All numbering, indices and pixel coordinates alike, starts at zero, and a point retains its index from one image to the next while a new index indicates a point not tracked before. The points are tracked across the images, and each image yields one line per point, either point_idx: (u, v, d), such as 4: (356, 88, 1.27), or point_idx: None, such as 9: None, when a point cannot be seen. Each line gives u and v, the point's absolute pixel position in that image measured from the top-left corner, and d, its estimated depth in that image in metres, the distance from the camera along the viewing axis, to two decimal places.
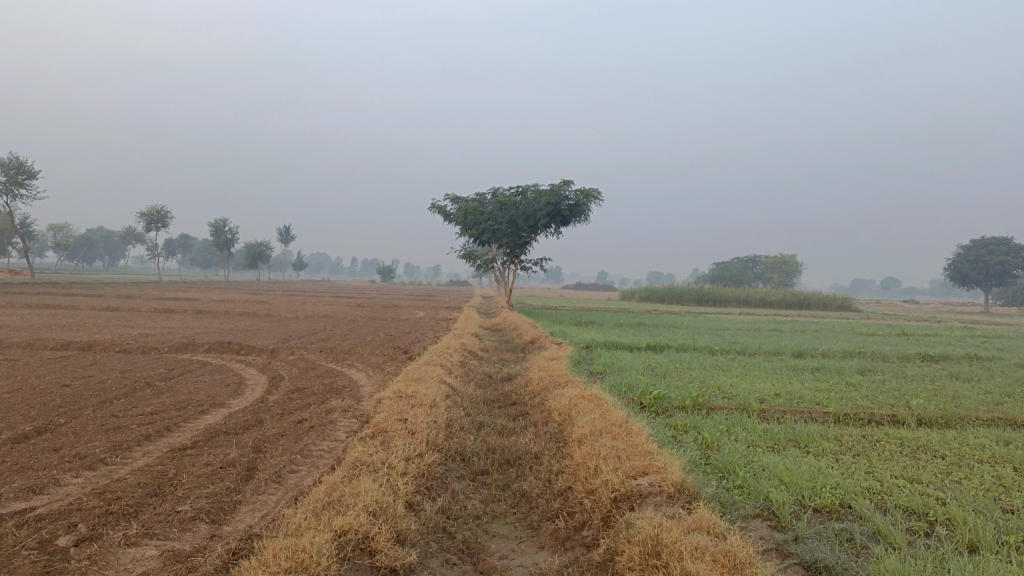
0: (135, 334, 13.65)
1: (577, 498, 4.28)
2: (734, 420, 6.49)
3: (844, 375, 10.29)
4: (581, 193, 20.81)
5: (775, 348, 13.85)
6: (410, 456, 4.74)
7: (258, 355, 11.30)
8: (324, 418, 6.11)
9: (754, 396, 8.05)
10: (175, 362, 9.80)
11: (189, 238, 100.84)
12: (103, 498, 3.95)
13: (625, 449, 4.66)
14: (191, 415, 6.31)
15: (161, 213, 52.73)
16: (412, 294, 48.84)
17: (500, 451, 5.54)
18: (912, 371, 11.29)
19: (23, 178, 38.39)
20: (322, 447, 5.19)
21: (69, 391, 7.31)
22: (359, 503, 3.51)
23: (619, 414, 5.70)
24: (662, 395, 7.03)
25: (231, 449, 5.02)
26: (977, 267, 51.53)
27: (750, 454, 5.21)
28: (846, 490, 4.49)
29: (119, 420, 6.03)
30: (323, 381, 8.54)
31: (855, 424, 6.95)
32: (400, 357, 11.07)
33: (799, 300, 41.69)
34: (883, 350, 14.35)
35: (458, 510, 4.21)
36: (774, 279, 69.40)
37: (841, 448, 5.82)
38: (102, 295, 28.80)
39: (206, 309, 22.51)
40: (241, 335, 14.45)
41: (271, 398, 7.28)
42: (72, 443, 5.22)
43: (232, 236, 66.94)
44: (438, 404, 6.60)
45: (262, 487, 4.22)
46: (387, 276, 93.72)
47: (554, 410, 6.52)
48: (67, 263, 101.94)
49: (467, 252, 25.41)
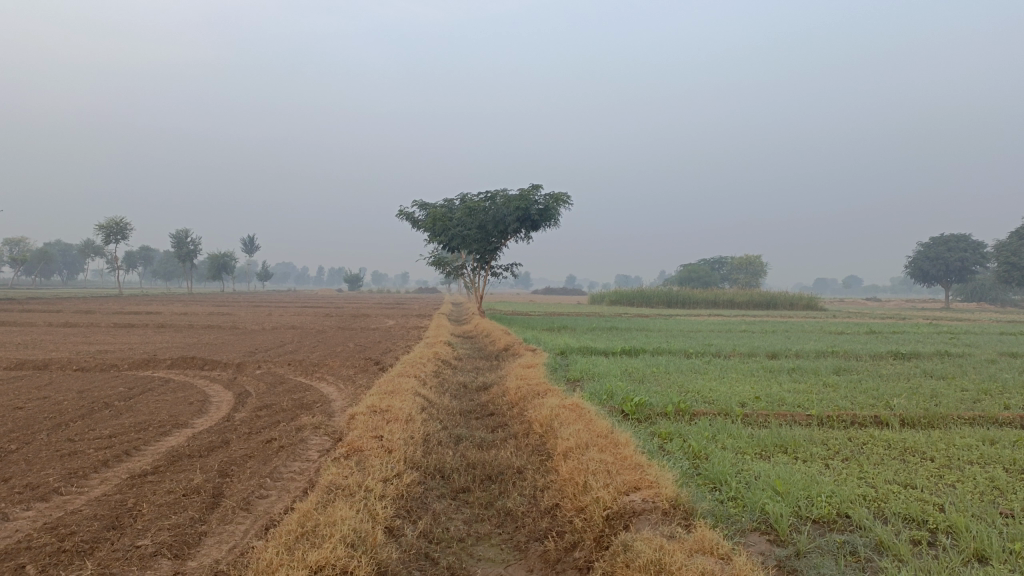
0: (93, 351, 13.15)
1: (566, 516, 4.07)
2: (718, 426, 6.33)
3: (821, 376, 10.22)
4: (550, 197, 20.65)
5: (749, 350, 13.80)
6: (388, 476, 4.48)
7: (223, 370, 10.91)
8: (294, 437, 5.82)
9: (735, 400, 7.93)
10: (135, 380, 9.39)
11: (150, 250, 99.03)
12: (55, 534, 3.63)
13: (614, 462, 4.46)
14: (152, 437, 5.97)
15: (121, 225, 51.38)
16: (381, 303, 48.29)
17: (481, 466, 5.31)
18: (887, 369, 11.27)
19: None
20: (293, 469, 4.92)
21: (21, 414, 6.91)
22: (336, 532, 3.25)
23: (604, 424, 5.50)
24: (643, 401, 6.86)
25: (195, 474, 4.73)
26: (937, 265, 52.51)
27: (740, 463, 5.04)
28: (843, 499, 4.34)
29: (75, 445, 5.67)
30: (293, 396, 8.21)
31: (839, 427, 6.84)
32: (372, 368, 10.77)
33: (766, 300, 41.95)
34: (856, 349, 14.38)
35: (441, 534, 3.97)
36: (740, 280, 69.96)
37: (829, 452, 5.70)
38: (61, 310, 27.95)
39: (169, 323, 21.90)
40: (206, 349, 14.03)
41: (238, 416, 6.96)
42: (22, 472, 4.86)
43: (195, 247, 65.72)
44: (414, 418, 6.34)
45: (230, 516, 3.95)
46: (354, 284, 93.14)
47: (535, 420, 6.31)
48: (24, 278, 99.47)
49: (437, 259, 25.07)
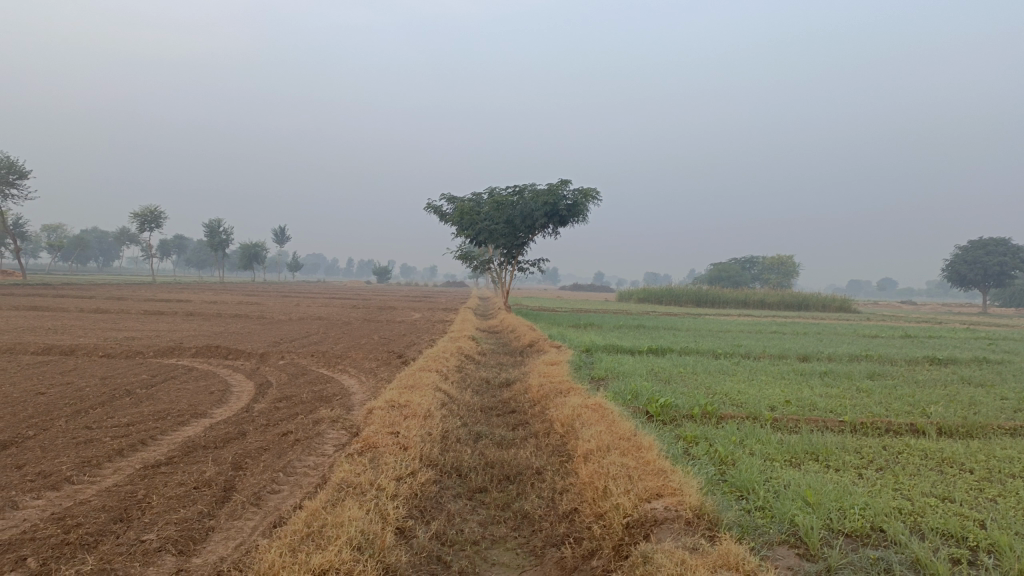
0: (120, 338, 13.23)
1: (584, 522, 3.91)
2: (747, 431, 6.12)
3: (855, 381, 9.92)
4: (579, 193, 20.43)
5: (779, 352, 13.49)
6: (402, 475, 4.36)
7: (246, 360, 10.89)
8: (311, 430, 5.73)
9: (763, 403, 7.70)
10: (158, 368, 9.39)
11: (183, 240, 100.44)
12: (61, 526, 3.56)
13: (637, 467, 4.29)
14: (169, 426, 5.92)
15: (155, 214, 52.12)
16: (409, 296, 48.38)
17: (500, 465, 5.16)
18: (924, 375, 10.92)
19: (13, 178, 37.98)
20: (307, 463, 4.82)
21: (42, 399, 6.91)
22: (343, 534, 3.12)
23: (627, 426, 5.32)
24: (669, 403, 6.67)
25: (207, 467, 4.64)
26: (974, 269, 51.22)
27: (769, 470, 4.84)
28: (877, 511, 4.13)
29: (92, 433, 5.63)
30: (313, 388, 8.14)
31: (873, 434, 6.59)
32: (394, 362, 10.68)
33: (798, 300, 41.24)
34: (890, 353, 13.99)
35: (454, 535, 3.84)
36: (771, 280, 69.02)
37: (863, 461, 5.47)
38: (94, 296, 28.34)
39: (197, 312, 22.06)
40: (231, 338, 14.07)
41: (257, 407, 6.89)
42: (36, 459, 4.82)
43: (227, 237, 66.39)
44: (433, 414, 6.21)
45: (239, 511, 3.85)
46: (382, 277, 93.64)
47: (556, 420, 6.15)
48: (62, 264, 101.50)
49: (463, 253, 24.96)
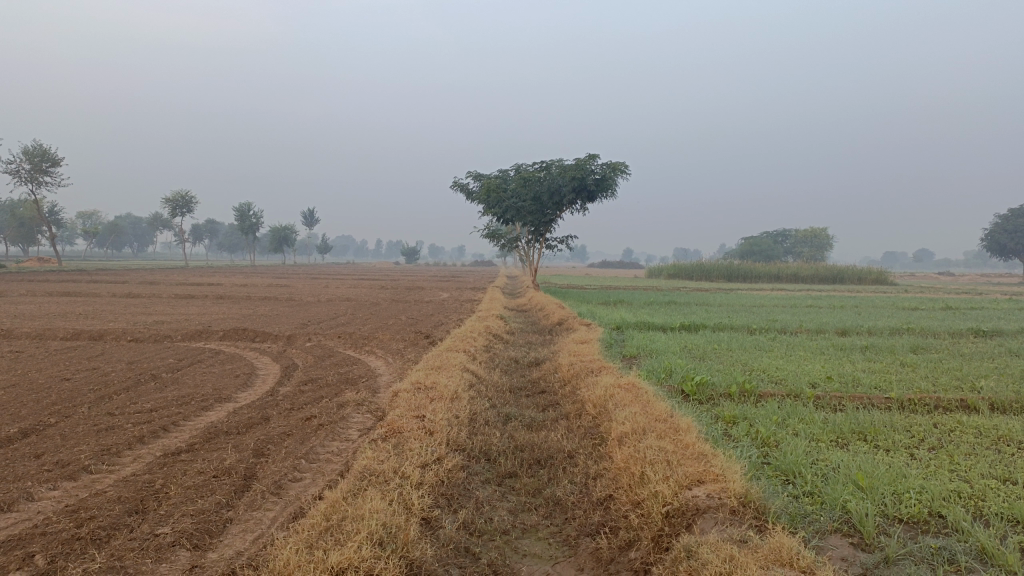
0: (150, 322, 13.24)
1: (621, 510, 3.69)
2: (788, 409, 5.83)
3: (898, 355, 9.56)
4: (607, 166, 20.04)
5: (817, 326, 13.09)
6: (427, 461, 4.16)
7: (273, 342, 10.81)
8: (335, 414, 5.56)
9: (804, 380, 7.40)
10: (185, 352, 9.32)
11: (213, 225, 101.62)
12: (74, 519, 3.42)
13: (675, 451, 4.04)
14: (192, 412, 5.80)
15: (186, 199, 52.52)
16: (439, 276, 48.41)
17: (530, 449, 4.95)
18: (970, 348, 10.51)
19: (46, 165, 38.48)
20: (331, 449, 4.65)
21: (68, 385, 6.84)
22: (363, 529, 2.93)
23: (662, 407, 5.08)
24: (705, 381, 6.42)
25: (228, 454, 4.49)
26: (1015, 237, 49.73)
27: (815, 452, 4.57)
28: (935, 496, 3.85)
29: (114, 419, 5.53)
30: (339, 370, 8.01)
31: (922, 411, 6.27)
32: (422, 342, 10.51)
33: (833, 273, 40.39)
34: (932, 326, 13.53)
35: (483, 525, 3.64)
36: (804, 253, 67.75)
37: (914, 441, 5.17)
38: (126, 281, 28.65)
39: (227, 294, 22.14)
40: (259, 320, 14.02)
41: (281, 390, 6.75)
42: (55, 448, 4.70)
43: (257, 220, 66.85)
44: (460, 396, 6.02)
45: (258, 501, 3.69)
46: (410, 257, 93.99)
47: (588, 401, 5.93)
48: (97, 251, 103.23)
49: (491, 231, 24.69)
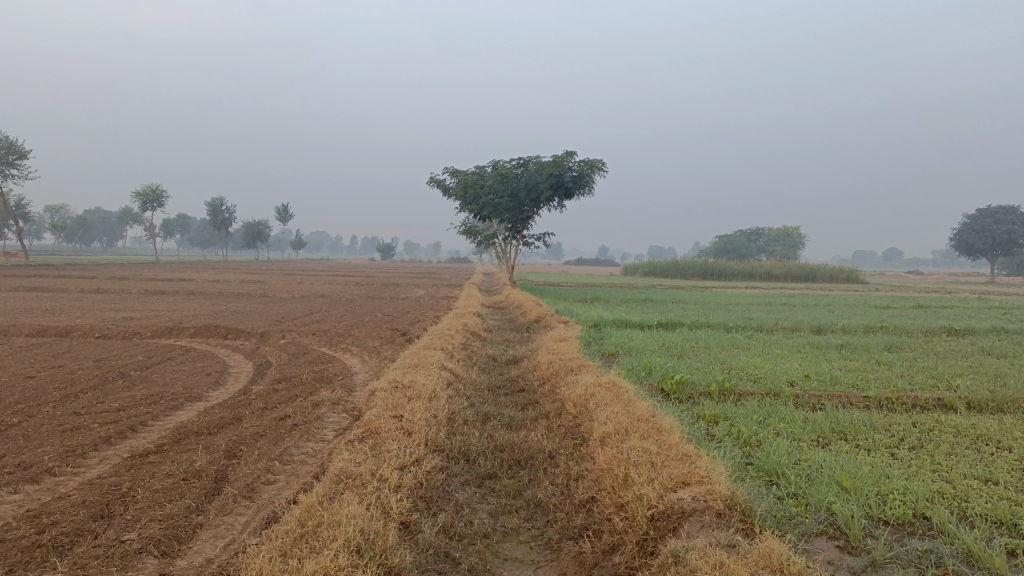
0: (118, 318, 12.94)
1: (604, 513, 3.62)
2: (768, 408, 5.80)
3: (873, 353, 9.61)
4: (584, 164, 20.00)
5: (793, 324, 13.15)
6: (405, 463, 4.06)
7: (246, 339, 10.61)
8: (310, 414, 5.43)
9: (783, 379, 7.39)
10: (155, 349, 9.10)
11: (185, 220, 100.30)
12: (35, 525, 3.27)
13: (658, 452, 3.98)
14: (161, 411, 5.63)
15: (157, 193, 51.65)
16: (415, 274, 48.13)
17: (510, 449, 4.87)
18: (943, 347, 10.58)
19: (12, 158, 37.62)
20: (305, 450, 4.53)
21: (32, 384, 6.63)
22: (340, 536, 2.81)
23: (644, 406, 5.02)
24: (685, 379, 6.38)
25: (199, 456, 4.34)
26: (982, 238, 50.52)
27: (798, 452, 4.53)
28: (919, 497, 3.82)
29: (79, 419, 5.34)
30: (314, 368, 7.85)
31: (900, 410, 6.28)
32: (398, 340, 10.37)
33: (805, 272, 40.78)
34: (906, 324, 13.65)
35: (463, 528, 3.55)
36: (777, 251, 68.40)
37: (894, 440, 5.16)
38: (95, 276, 28.05)
39: (199, 290, 21.76)
40: (232, 317, 13.78)
41: (254, 389, 6.59)
42: (17, 449, 4.52)
43: (230, 214, 66.08)
44: (438, 395, 5.91)
45: (230, 505, 3.57)
46: (386, 254, 93.66)
47: (569, 400, 5.85)
48: (66, 245, 101.37)
49: (467, 227, 24.55)
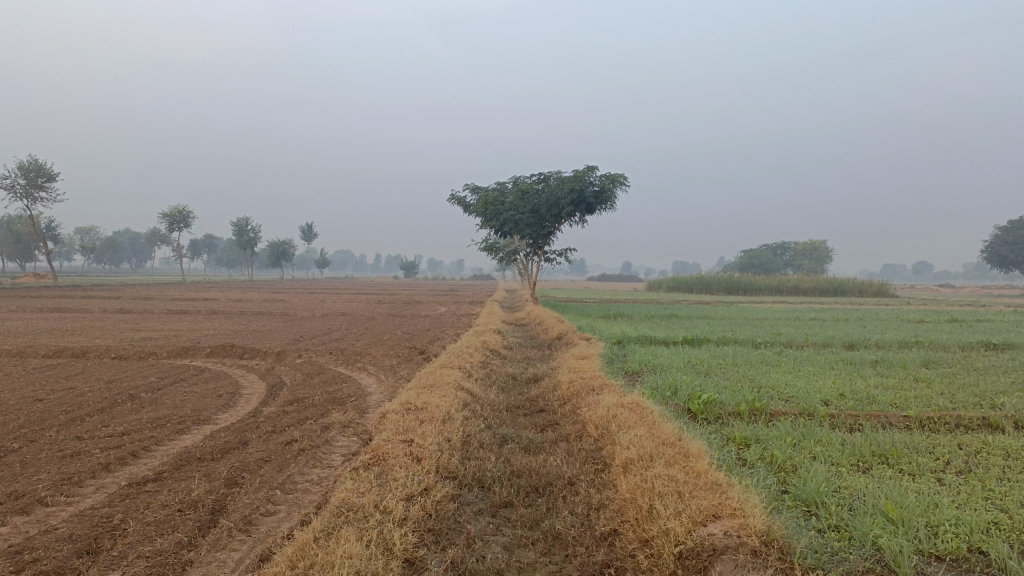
0: (137, 338, 12.85)
1: (627, 549, 3.34)
2: (802, 430, 5.46)
3: (910, 369, 9.18)
4: (606, 178, 19.73)
5: (824, 339, 12.71)
6: (413, 493, 3.80)
7: (262, 359, 10.42)
8: (318, 438, 5.19)
9: (817, 397, 7.02)
10: (170, 370, 8.93)
11: (212, 241, 101.52)
12: (15, 562, 3.04)
13: (686, 481, 3.68)
14: (166, 435, 5.43)
15: (184, 213, 52.17)
16: (437, 290, 47.99)
17: (528, 475, 4.59)
18: (983, 362, 10.12)
19: (42, 181, 38.21)
20: (310, 478, 4.29)
21: (39, 407, 6.47)
22: None
23: (670, 429, 4.72)
24: (713, 399, 6.05)
25: (197, 484, 4.11)
26: (1016, 249, 49.31)
27: (837, 478, 4.19)
28: (974, 528, 3.48)
29: (81, 444, 5.15)
30: (327, 388, 7.63)
31: (943, 431, 5.90)
32: (416, 359, 10.13)
33: (834, 286, 40.07)
34: (941, 339, 13.17)
35: (475, 564, 3.26)
36: (804, 266, 67.49)
37: (941, 464, 4.79)
38: (121, 296, 28.24)
39: (221, 310, 21.75)
40: (250, 336, 13.64)
41: (265, 411, 6.37)
42: (10, 478, 4.32)
43: (255, 234, 66.60)
44: (453, 417, 5.64)
45: (224, 539, 3.33)
46: (410, 272, 93.93)
47: (589, 422, 5.57)
48: (96, 267, 102.89)
49: (489, 244, 24.32)
